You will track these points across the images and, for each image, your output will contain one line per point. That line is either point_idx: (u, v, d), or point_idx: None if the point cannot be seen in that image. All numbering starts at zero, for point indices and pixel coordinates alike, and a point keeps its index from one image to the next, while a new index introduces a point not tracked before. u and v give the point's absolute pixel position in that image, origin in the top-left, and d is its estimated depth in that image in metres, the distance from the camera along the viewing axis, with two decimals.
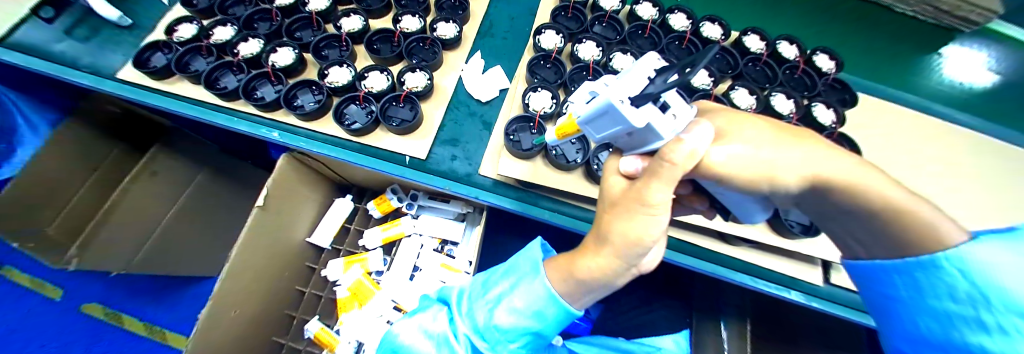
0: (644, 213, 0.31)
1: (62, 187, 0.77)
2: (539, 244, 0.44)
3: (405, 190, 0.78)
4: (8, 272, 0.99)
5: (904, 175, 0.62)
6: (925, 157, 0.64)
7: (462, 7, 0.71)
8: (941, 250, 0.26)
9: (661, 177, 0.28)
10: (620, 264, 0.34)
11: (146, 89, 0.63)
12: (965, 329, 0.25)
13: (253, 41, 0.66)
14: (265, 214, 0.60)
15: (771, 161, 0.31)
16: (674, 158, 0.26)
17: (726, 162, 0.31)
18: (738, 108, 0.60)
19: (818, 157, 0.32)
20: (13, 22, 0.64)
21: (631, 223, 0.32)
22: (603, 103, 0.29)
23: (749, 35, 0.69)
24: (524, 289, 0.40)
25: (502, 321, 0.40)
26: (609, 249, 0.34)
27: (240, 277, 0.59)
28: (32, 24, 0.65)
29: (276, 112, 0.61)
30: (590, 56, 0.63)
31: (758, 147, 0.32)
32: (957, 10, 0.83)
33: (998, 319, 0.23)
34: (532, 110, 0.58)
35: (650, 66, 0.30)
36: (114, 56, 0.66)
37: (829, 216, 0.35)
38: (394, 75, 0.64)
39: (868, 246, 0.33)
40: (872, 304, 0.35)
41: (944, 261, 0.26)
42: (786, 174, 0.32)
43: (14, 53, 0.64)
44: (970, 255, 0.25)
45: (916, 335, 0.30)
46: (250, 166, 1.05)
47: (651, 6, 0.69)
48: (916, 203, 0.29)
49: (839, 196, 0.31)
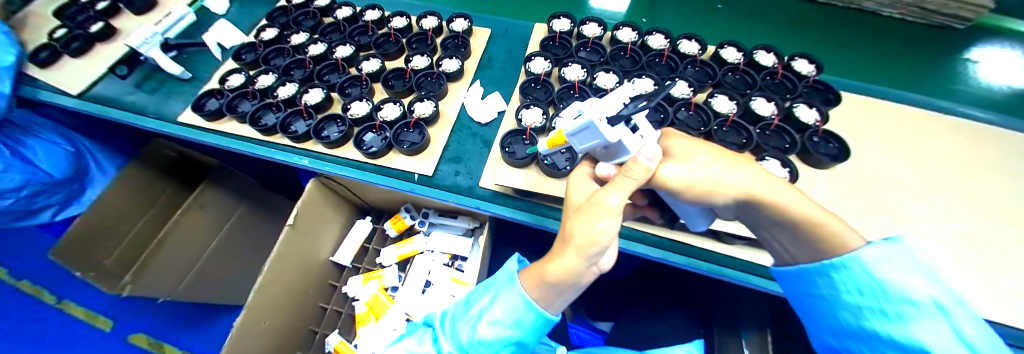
0: (604, 216, 0.35)
1: (121, 218, 0.89)
2: (516, 258, 0.47)
3: (418, 208, 0.86)
4: (66, 306, 1.09)
5: (914, 162, 0.60)
6: (933, 145, 0.62)
7: (464, 45, 0.82)
8: (843, 253, 0.34)
9: (623, 187, 0.36)
10: (583, 264, 0.38)
11: (200, 128, 0.75)
12: (871, 315, 0.34)
13: (289, 85, 0.78)
14: (294, 231, 0.68)
15: (716, 177, 0.37)
16: (634, 173, 0.36)
17: (675, 179, 0.37)
18: (719, 113, 0.65)
19: (757, 179, 0.37)
20: (94, 79, 0.80)
21: (592, 225, 0.35)
22: (585, 121, 0.34)
23: (726, 48, 0.74)
24: (504, 300, 0.44)
25: (486, 334, 0.44)
26: (573, 250, 0.37)
27: (269, 290, 0.65)
28: (108, 81, 0.82)
29: (306, 142, 0.70)
30: (575, 77, 0.70)
31: (706, 167, 0.37)
32: (944, 8, 0.85)
33: (895, 309, 0.32)
34: (524, 124, 0.65)
35: (624, 94, 0.36)
36: (176, 104, 0.79)
37: (762, 226, 0.41)
38: (405, 106, 0.74)
39: (797, 255, 0.39)
40: (792, 298, 0.43)
41: (849, 263, 0.33)
42: (726, 190, 0.37)
43: (93, 104, 0.78)
44: (866, 257, 0.32)
45: (837, 324, 0.38)
46: (283, 198, 1.17)
47: (630, 30, 0.77)
48: (828, 219, 0.34)
49: (760, 210, 0.37)
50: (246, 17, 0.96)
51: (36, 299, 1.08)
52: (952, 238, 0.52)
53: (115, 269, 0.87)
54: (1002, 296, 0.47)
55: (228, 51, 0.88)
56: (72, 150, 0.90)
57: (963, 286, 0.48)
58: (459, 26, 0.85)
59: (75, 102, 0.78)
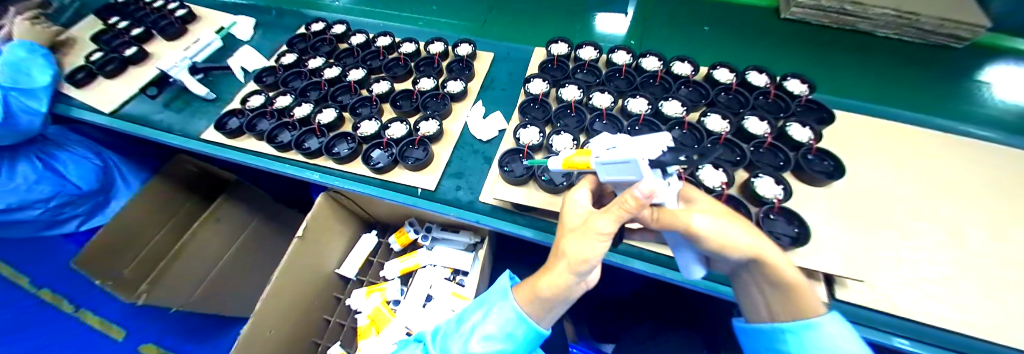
0: (595, 239, 0.37)
1: (141, 230, 0.94)
2: (508, 275, 0.49)
3: (421, 223, 0.90)
4: (81, 314, 1.12)
5: (911, 178, 0.60)
6: (931, 161, 0.63)
7: (468, 68, 0.88)
8: (812, 317, 0.37)
9: (615, 215, 0.36)
10: (573, 280, 0.40)
11: (222, 146, 0.80)
12: None
13: (305, 105, 0.83)
14: (303, 243, 0.71)
15: (731, 233, 0.39)
16: (627, 206, 0.35)
17: (704, 225, 0.39)
18: (712, 132, 0.66)
19: (762, 240, 0.40)
20: (126, 99, 0.87)
21: (587, 246, 0.38)
22: (628, 158, 0.36)
23: (718, 69, 0.77)
24: (497, 314, 0.45)
25: (477, 349, 0.44)
26: (564, 265, 0.40)
27: (276, 301, 0.68)
28: (138, 100, 0.88)
29: (318, 158, 0.74)
30: (572, 96, 0.74)
31: (727, 223, 0.40)
32: (940, 29, 0.86)
33: None
34: (522, 143, 0.68)
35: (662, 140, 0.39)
36: (200, 122, 0.85)
37: (750, 277, 0.43)
38: (411, 124, 0.78)
39: (775, 314, 0.41)
40: None
41: (815, 324, 0.36)
42: (737, 248, 0.39)
43: (124, 121, 0.84)
44: (827, 323, 0.36)
45: None
46: (295, 212, 1.21)
47: (625, 53, 0.81)
48: (804, 284, 0.39)
49: (760, 271, 0.40)
50: (268, 43, 1.04)
51: (54, 308, 1.11)
52: (951, 253, 0.52)
53: (133, 280, 0.91)
54: (1011, 313, 0.46)
55: (251, 75, 0.95)
56: (100, 164, 0.96)
57: (970, 304, 0.47)
58: (463, 50, 0.90)
59: (107, 119, 0.85)
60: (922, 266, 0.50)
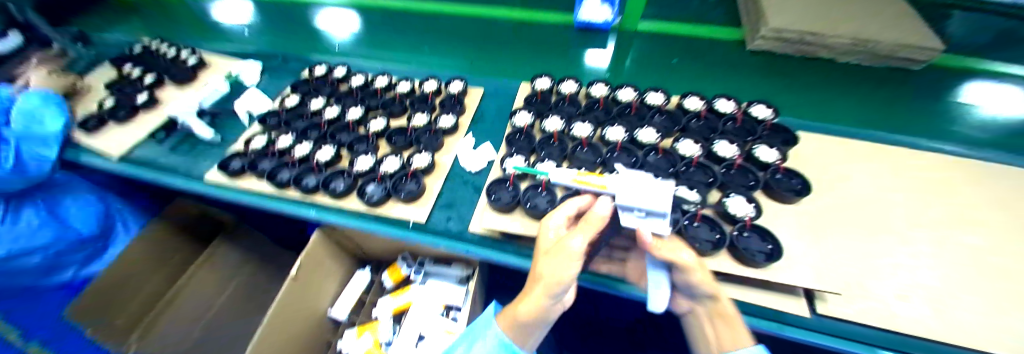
0: (569, 259, 0.40)
1: (136, 274, 0.95)
2: (491, 310, 0.52)
3: (414, 258, 0.93)
4: None
5: (882, 190, 0.63)
6: (898, 173, 0.66)
7: (459, 104, 0.94)
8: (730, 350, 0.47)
9: (584, 234, 0.41)
10: (549, 302, 0.42)
11: (222, 186, 0.84)
12: None
13: (305, 144, 0.88)
14: (297, 280, 0.71)
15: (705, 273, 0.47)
16: (592, 223, 0.42)
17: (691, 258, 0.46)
18: (685, 156, 0.70)
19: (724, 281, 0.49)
20: (136, 144, 0.92)
21: (562, 267, 0.40)
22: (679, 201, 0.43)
23: (689, 97, 0.82)
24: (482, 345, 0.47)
25: None
26: (541, 288, 0.41)
27: (267, 343, 0.67)
28: (147, 144, 0.94)
29: (315, 194, 0.77)
30: (554, 127, 0.79)
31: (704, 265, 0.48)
32: (894, 53, 0.92)
33: None
34: (507, 172, 0.73)
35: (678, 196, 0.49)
36: (204, 163, 0.89)
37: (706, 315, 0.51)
38: (405, 158, 0.82)
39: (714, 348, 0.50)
40: None
41: None
42: (708, 286, 0.46)
43: (132, 165, 0.89)
44: None
45: None
46: (291, 252, 1.23)
47: (603, 86, 0.87)
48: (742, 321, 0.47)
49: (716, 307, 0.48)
50: (274, 86, 1.12)
51: None
52: (927, 262, 0.53)
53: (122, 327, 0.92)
54: (992, 320, 0.47)
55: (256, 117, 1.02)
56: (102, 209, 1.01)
57: (954, 314, 0.48)
58: (455, 87, 0.97)
59: (116, 162, 0.89)
60: (899, 278, 0.52)
